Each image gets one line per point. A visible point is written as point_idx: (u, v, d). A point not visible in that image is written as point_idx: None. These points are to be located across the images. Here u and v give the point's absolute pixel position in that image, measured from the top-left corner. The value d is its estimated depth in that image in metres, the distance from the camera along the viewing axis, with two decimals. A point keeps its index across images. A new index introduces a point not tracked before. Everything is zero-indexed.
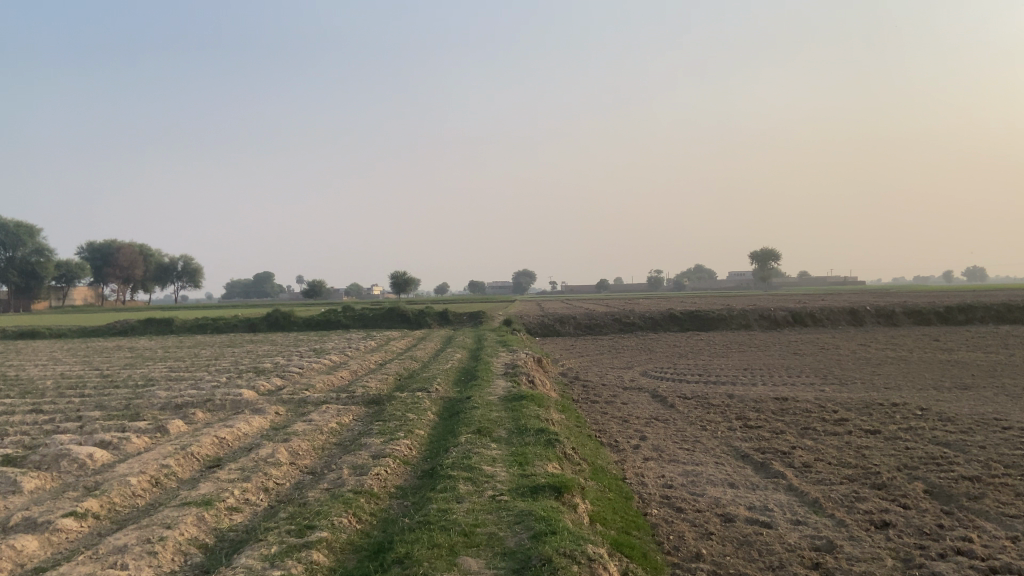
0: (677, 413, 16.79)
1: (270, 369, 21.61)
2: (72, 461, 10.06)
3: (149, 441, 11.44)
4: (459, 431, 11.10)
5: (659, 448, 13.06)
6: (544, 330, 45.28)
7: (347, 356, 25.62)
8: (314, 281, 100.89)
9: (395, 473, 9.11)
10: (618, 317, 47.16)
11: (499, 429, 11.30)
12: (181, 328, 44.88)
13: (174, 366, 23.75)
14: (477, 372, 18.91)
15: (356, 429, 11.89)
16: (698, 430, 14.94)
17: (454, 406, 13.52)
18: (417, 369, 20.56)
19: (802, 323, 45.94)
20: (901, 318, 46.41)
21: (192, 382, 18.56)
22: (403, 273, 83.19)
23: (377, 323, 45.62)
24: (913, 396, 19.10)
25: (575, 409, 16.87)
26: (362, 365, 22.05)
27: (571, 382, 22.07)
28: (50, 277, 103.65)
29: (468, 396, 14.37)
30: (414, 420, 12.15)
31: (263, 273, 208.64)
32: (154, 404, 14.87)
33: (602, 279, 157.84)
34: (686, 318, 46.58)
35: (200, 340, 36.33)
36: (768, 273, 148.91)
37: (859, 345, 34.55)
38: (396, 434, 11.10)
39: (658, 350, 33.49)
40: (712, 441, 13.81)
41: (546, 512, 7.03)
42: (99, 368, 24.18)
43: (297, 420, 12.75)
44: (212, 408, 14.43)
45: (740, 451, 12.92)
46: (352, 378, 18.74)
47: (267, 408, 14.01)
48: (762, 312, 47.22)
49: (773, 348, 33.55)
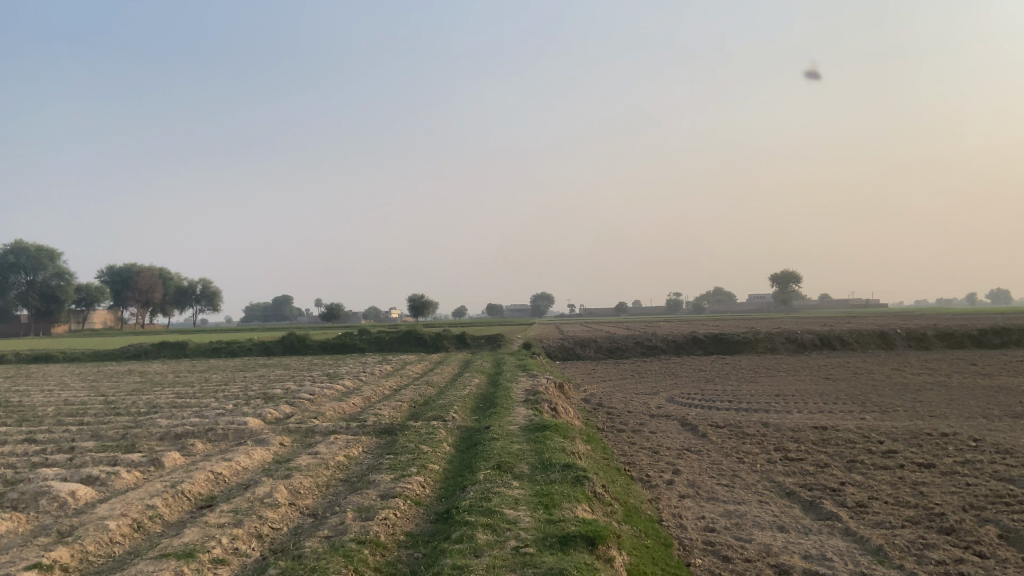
0: (711, 444, 15.65)
1: (279, 394, 20.74)
2: (52, 500, 9.15)
3: (140, 477, 10.52)
4: (478, 467, 10.08)
5: (695, 484, 11.94)
6: (563, 353, 44.24)
7: (361, 381, 24.69)
8: (331, 304, 100.62)
9: (406, 517, 8.11)
10: (639, 340, 46.01)
11: (521, 464, 10.25)
12: (196, 353, 44.17)
13: (183, 392, 22.95)
14: (496, 399, 17.88)
15: (365, 463, 10.90)
16: (735, 463, 13.81)
17: (471, 438, 12.50)
18: (432, 396, 19.61)
19: (830, 346, 44.53)
20: (933, 341, 44.87)
21: (197, 409, 17.68)
22: (420, 295, 82.45)
23: (393, 347, 44.69)
24: (962, 425, 17.82)
25: (600, 439, 15.77)
26: (376, 390, 21.12)
27: (594, 409, 20.95)
28: (71, 301, 104.00)
29: (486, 426, 13.34)
30: (428, 454, 11.15)
31: (282, 296, 209.53)
32: (153, 434, 13.99)
33: (620, 302, 156.60)
34: (710, 341, 45.33)
35: (212, 364, 35.59)
36: (789, 296, 146.76)
37: (893, 369, 33.13)
38: (407, 470, 10.09)
39: (683, 374, 32.30)
40: (752, 476, 12.67)
41: (579, 570, 5.98)
42: (105, 394, 23.41)
43: (302, 453, 11.78)
44: (214, 438, 13.51)
45: (785, 488, 11.77)
46: (364, 405, 17.78)
47: (271, 439, 13.07)
48: (788, 335, 45.84)
49: (804, 372, 32.25)
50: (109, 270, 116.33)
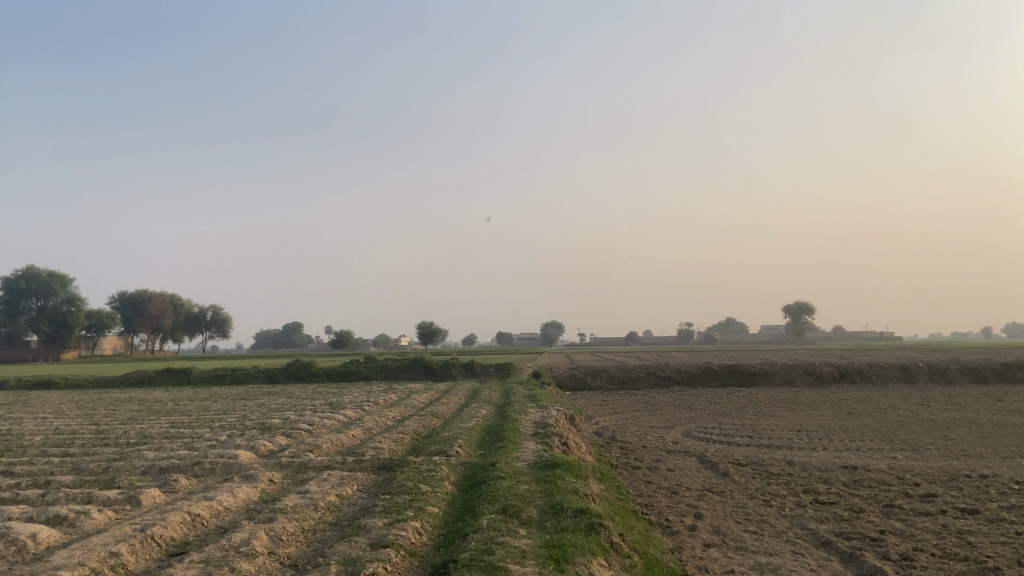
0: (733, 484, 14.59)
1: (277, 425, 19.80)
2: (8, 544, 8.25)
3: (112, 516, 9.62)
4: (481, 511, 9.10)
5: (720, 530, 10.92)
6: (574, 384, 43.17)
7: (364, 411, 23.70)
8: (342, 331, 99.89)
9: (399, 572, 7.16)
10: (652, 371, 44.88)
11: (529, 508, 9.27)
12: (200, 380, 43.32)
13: (178, 421, 22.03)
14: (504, 432, 16.90)
15: (358, 505, 9.96)
16: (761, 506, 12.75)
17: (475, 476, 11.53)
18: (437, 427, 18.63)
19: (849, 379, 43.24)
20: (956, 375, 43.51)
21: (189, 440, 16.78)
22: (430, 323, 81.50)
23: (400, 376, 43.72)
24: (1001, 466, 16.69)
25: (614, 477, 14.75)
26: (378, 421, 20.15)
27: (607, 443, 19.91)
28: (82, 327, 103.71)
29: (492, 462, 12.37)
30: (428, 494, 10.18)
31: (293, 324, 209.41)
32: (136, 468, 13.09)
33: (631, 332, 155.29)
34: (725, 373, 44.13)
35: (215, 392, 34.71)
36: (802, 327, 145.04)
37: (917, 404, 31.87)
38: (403, 513, 9.14)
39: (698, 407, 31.17)
40: (781, 522, 11.62)
41: None
42: (99, 422, 22.55)
43: (291, 491, 10.86)
44: (199, 473, 12.61)
45: (820, 538, 10.74)
46: (364, 437, 16.85)
47: (260, 475, 12.15)
48: (806, 367, 44.62)
49: (824, 406, 31.05)
50: (120, 296, 116.21)
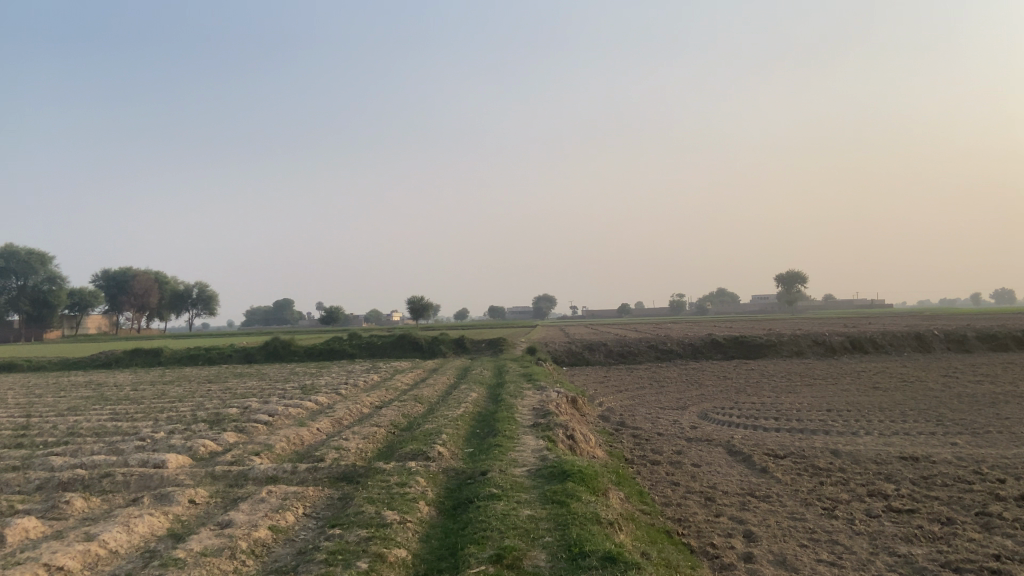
0: (780, 486, 11.88)
1: (232, 416, 17.00)
2: None
3: None
4: (465, 561, 6.30)
5: (788, 563, 8.18)
6: (570, 359, 40.54)
7: (339, 396, 20.95)
8: (331, 308, 96.65)
9: None
10: (653, 343, 42.24)
11: (535, 554, 6.49)
12: (171, 361, 40.35)
13: (120, 413, 19.13)
14: (496, 424, 14.10)
15: (294, 546, 7.15)
16: (825, 520, 10.03)
17: (461, 494, 8.74)
18: (417, 417, 15.85)
19: (862, 350, 40.70)
20: (974, 343, 41.01)
21: (117, 441, 13.95)
22: (420, 297, 78.48)
23: (386, 354, 40.95)
24: None
25: (631, 480, 11.99)
26: (351, 409, 17.31)
27: (615, 430, 17.16)
28: (63, 306, 100.31)
29: (482, 472, 9.56)
30: (392, 526, 7.38)
31: (283, 300, 206.26)
32: (29, 485, 10.29)
33: (624, 305, 153.01)
34: (730, 345, 41.55)
35: (181, 374, 31.88)
36: (796, 296, 142.23)
37: (944, 376, 29.28)
38: (354, 563, 6.33)
39: (709, 383, 28.52)
40: (859, 545, 8.92)
41: None
42: (31, 414, 19.67)
43: (211, 522, 8.06)
44: (105, 493, 9.81)
45: (923, 571, 8.04)
46: (330, 433, 14.07)
47: (181, 495, 9.35)
48: (816, 337, 42.05)
49: (846, 380, 28.45)
50: (102, 274, 112.75)
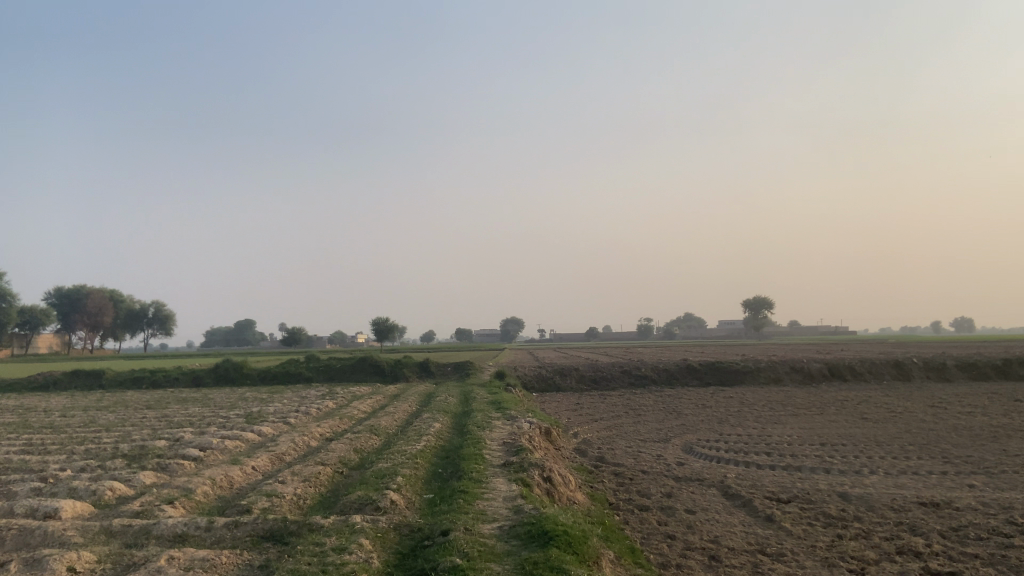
0: (791, 541, 10.16)
1: (159, 450, 14.83)
2: None
3: None
4: None
5: None
6: (540, 384, 38.72)
7: (287, 426, 18.87)
8: (294, 329, 93.73)
9: None
10: (627, 368, 40.63)
11: None
12: (114, 384, 37.63)
13: (33, 445, 16.81)
14: (461, 463, 12.19)
15: None
16: None
17: (414, 566, 6.83)
18: (371, 453, 13.88)
19: (840, 378, 39.49)
20: (953, 372, 40.05)
21: (11, 482, 11.76)
22: (385, 319, 76.25)
23: (346, 378, 38.73)
24: None
25: (619, 532, 10.18)
26: (297, 442, 15.26)
27: (595, 468, 15.35)
28: (12, 325, 95.89)
29: (443, 531, 7.66)
30: None
31: (246, 321, 201.59)
32: None
33: (592, 329, 151.94)
34: (706, 371, 40.07)
35: (121, 399, 29.39)
36: (762, 322, 142.11)
37: (932, 407, 28.03)
38: None
39: (688, 412, 26.86)
40: None
41: None
42: None
43: None
44: None
45: None
46: (267, 474, 12.02)
47: (57, 560, 7.28)
48: (793, 363, 40.80)
49: (831, 410, 27.04)
50: (54, 292, 108.03)
